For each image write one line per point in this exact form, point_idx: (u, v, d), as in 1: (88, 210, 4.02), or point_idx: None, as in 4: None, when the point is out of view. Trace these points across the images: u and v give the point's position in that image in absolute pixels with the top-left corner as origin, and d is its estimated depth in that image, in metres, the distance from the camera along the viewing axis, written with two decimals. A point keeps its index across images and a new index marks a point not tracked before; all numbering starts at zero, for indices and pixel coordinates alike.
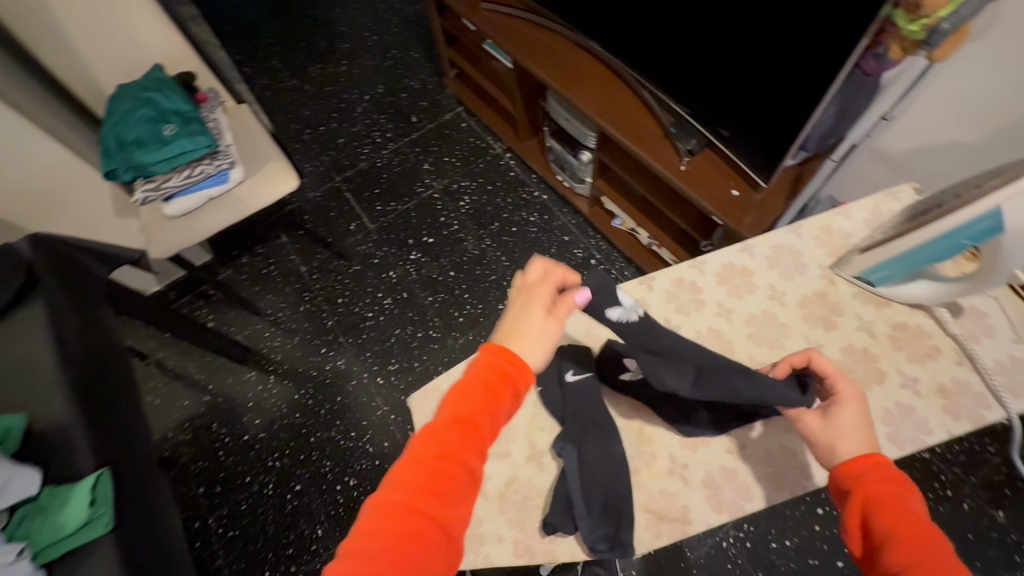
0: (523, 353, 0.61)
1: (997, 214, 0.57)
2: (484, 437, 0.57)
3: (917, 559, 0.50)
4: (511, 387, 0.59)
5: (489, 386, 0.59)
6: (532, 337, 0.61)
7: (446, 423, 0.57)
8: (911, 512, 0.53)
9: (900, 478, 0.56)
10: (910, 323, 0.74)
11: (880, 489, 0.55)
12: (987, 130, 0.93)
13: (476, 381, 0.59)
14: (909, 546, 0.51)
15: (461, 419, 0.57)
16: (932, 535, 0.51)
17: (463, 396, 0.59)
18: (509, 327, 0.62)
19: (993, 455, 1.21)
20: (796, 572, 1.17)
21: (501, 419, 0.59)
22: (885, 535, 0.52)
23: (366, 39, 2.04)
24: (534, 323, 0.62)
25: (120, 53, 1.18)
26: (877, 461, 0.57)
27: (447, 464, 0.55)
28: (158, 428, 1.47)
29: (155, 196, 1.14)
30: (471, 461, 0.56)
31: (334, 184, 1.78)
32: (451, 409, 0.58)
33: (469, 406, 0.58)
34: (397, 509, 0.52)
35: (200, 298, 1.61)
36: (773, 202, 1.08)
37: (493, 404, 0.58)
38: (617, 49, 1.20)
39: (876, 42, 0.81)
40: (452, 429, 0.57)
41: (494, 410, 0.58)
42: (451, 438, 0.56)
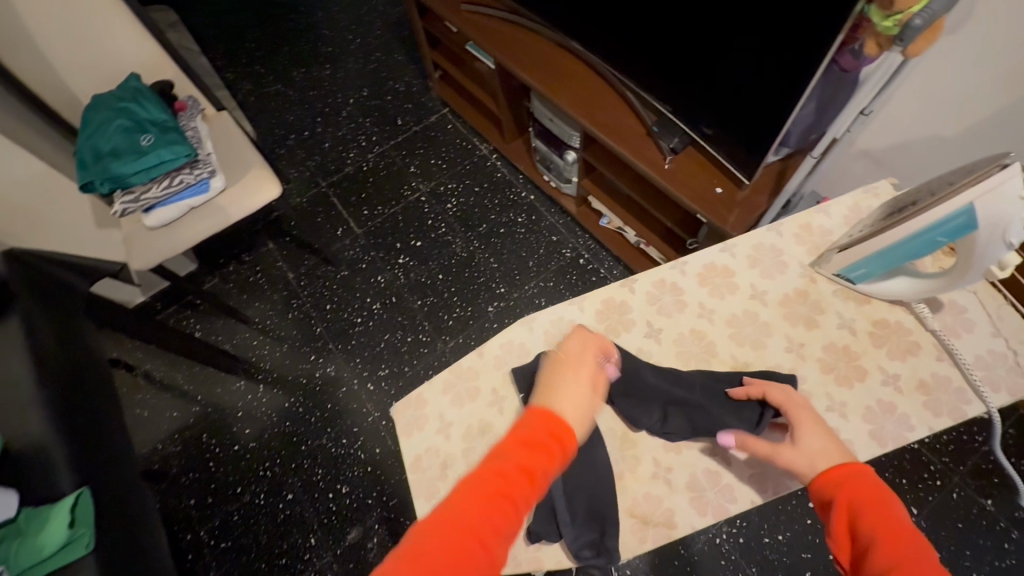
0: (570, 416, 0.61)
1: (970, 212, 0.58)
2: (535, 490, 0.56)
3: (899, 560, 0.50)
4: (562, 445, 0.58)
5: (543, 437, 0.58)
6: (579, 404, 0.62)
7: (507, 463, 0.57)
8: (894, 516, 0.53)
9: (881, 484, 0.56)
10: (890, 319, 0.75)
11: (861, 494, 0.55)
12: (966, 123, 0.93)
13: (533, 429, 0.59)
14: (891, 550, 0.51)
15: (517, 465, 0.56)
16: (914, 538, 0.51)
17: (519, 442, 0.58)
18: (561, 388, 0.63)
19: (981, 445, 1.22)
20: (789, 566, 1.17)
21: (552, 475, 0.58)
22: (867, 539, 0.52)
23: (349, 42, 2.02)
24: (585, 389, 0.63)
25: (95, 63, 1.17)
26: (856, 467, 0.57)
27: (496, 509, 0.54)
28: (146, 440, 1.46)
29: (135, 208, 1.12)
30: (520, 512, 0.55)
31: (320, 189, 1.76)
32: (506, 453, 0.58)
33: (525, 453, 0.57)
34: (443, 539, 0.51)
35: (186, 308, 1.60)
36: (756, 200, 1.08)
37: (546, 457, 0.57)
38: (599, 49, 1.19)
39: (852, 38, 0.81)
40: (506, 472, 0.56)
41: (547, 463, 0.57)
42: (503, 483, 0.55)
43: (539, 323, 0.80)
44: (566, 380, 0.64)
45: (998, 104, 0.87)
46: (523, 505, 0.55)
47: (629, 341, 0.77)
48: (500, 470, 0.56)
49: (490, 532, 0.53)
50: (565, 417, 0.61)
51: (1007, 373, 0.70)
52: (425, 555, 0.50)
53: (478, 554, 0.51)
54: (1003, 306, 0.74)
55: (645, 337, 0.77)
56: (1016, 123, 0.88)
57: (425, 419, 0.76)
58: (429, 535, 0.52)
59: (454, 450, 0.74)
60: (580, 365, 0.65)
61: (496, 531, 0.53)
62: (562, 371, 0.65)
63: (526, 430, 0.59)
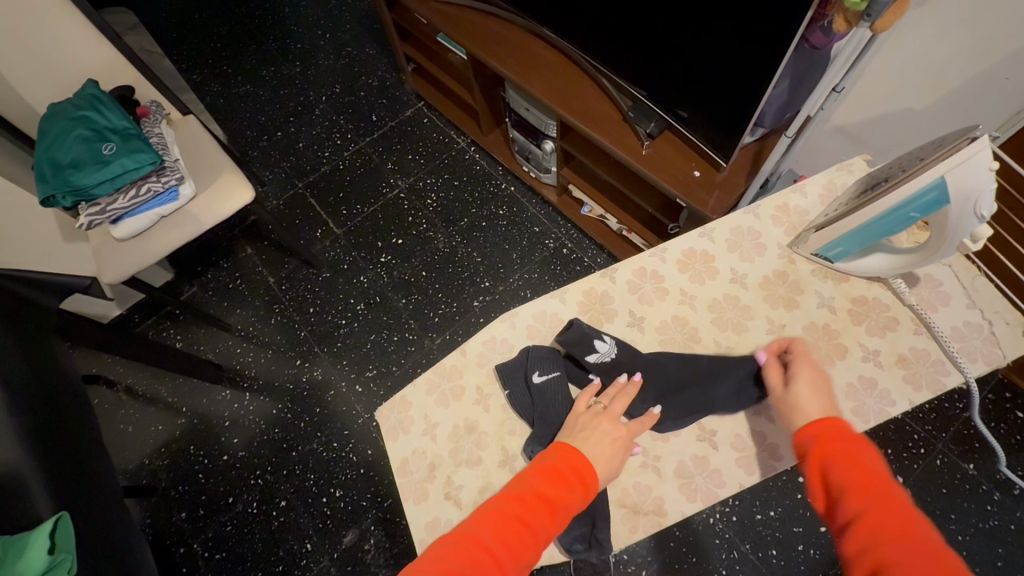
0: (594, 458, 0.64)
1: (942, 186, 0.59)
2: (554, 524, 0.59)
3: (867, 506, 0.52)
4: (583, 485, 0.61)
5: (565, 471, 0.62)
6: (605, 451, 0.65)
7: (533, 492, 0.61)
8: (866, 464, 0.56)
9: (856, 436, 0.58)
10: (868, 297, 0.75)
11: (834, 446, 0.57)
12: (936, 96, 0.94)
13: (557, 463, 0.62)
14: (860, 497, 0.53)
15: (538, 495, 0.60)
16: (881, 486, 0.53)
17: (543, 474, 0.62)
18: (590, 435, 0.66)
19: (962, 411, 1.25)
20: (783, 541, 1.19)
21: (572, 510, 0.61)
22: (837, 488, 0.55)
23: (319, 38, 1.97)
24: (612, 439, 0.65)
25: (49, 71, 1.12)
26: (834, 422, 0.59)
27: (516, 535, 0.58)
28: (132, 456, 1.43)
29: (101, 220, 1.09)
30: (537, 541, 0.58)
31: (297, 191, 1.73)
32: (531, 482, 0.62)
33: (546, 485, 0.61)
34: (465, 552, 0.57)
35: (165, 319, 1.56)
36: (735, 181, 1.08)
37: (567, 492, 0.61)
38: (570, 35, 1.17)
39: (821, 15, 0.83)
40: (527, 500, 0.60)
41: (568, 497, 0.61)
42: (524, 511, 0.59)
43: (521, 318, 0.80)
44: (593, 423, 0.67)
45: (967, 76, 0.88)
46: (543, 535, 0.59)
47: (612, 331, 0.77)
48: (524, 497, 0.60)
49: (511, 555, 0.57)
50: (589, 459, 0.64)
51: (983, 343, 0.71)
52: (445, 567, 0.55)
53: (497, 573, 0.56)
54: (977, 277, 0.75)
55: (628, 327, 0.77)
56: (985, 93, 0.88)
57: (410, 422, 0.75)
58: (455, 545, 0.58)
59: (441, 451, 0.73)
60: (607, 411, 0.68)
61: (515, 558, 0.57)
62: (589, 417, 0.68)
63: (551, 464, 0.63)
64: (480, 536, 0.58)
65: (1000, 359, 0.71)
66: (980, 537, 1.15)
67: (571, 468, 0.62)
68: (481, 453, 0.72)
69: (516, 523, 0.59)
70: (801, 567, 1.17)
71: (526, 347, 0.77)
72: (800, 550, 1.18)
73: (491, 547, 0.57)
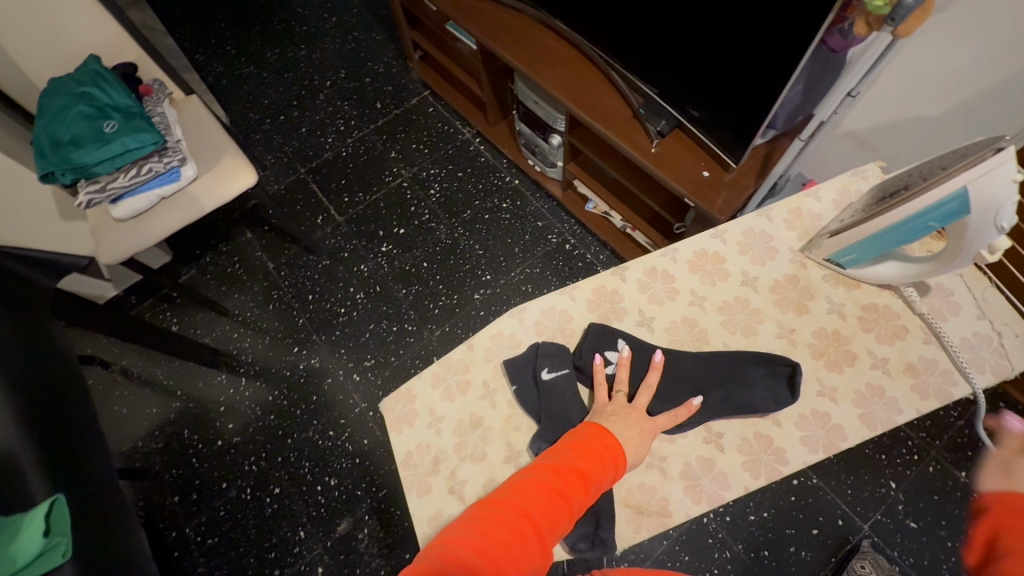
0: (624, 440, 0.65)
1: (964, 196, 0.58)
2: (588, 495, 0.60)
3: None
4: (617, 460, 0.63)
5: (599, 449, 0.63)
6: (633, 437, 0.66)
7: (567, 465, 0.61)
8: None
9: None
10: (879, 304, 0.75)
11: None
12: (951, 104, 0.93)
13: (589, 440, 0.63)
14: None
15: (572, 468, 0.61)
16: None
17: (576, 449, 0.63)
18: (618, 423, 0.67)
19: (957, 419, 1.26)
20: (774, 542, 1.20)
21: (604, 485, 0.62)
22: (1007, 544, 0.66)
23: (325, 21, 1.94)
24: (638, 428, 0.67)
25: (49, 45, 1.10)
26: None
27: (553, 504, 0.58)
28: (125, 437, 1.42)
29: (101, 199, 1.07)
30: (573, 511, 0.59)
31: (299, 175, 1.71)
32: (566, 456, 0.62)
33: (581, 460, 0.62)
34: (500, 521, 0.57)
35: (163, 301, 1.55)
36: (743, 182, 1.07)
37: (601, 467, 0.61)
38: (582, 28, 1.16)
39: (841, 17, 0.81)
40: (563, 473, 0.61)
41: (601, 471, 0.61)
42: (561, 481, 0.60)
43: (530, 314, 0.79)
44: (620, 412, 0.69)
45: (981, 85, 0.88)
46: (578, 507, 0.59)
47: (621, 329, 0.76)
48: (558, 470, 0.61)
49: (545, 525, 0.57)
50: (620, 440, 0.65)
51: (991, 355, 0.71)
52: (484, 532, 0.56)
53: (531, 544, 0.55)
54: (987, 288, 0.75)
55: (637, 327, 0.77)
56: (1000, 103, 0.88)
57: (415, 414, 0.74)
58: (491, 514, 0.57)
59: (446, 446, 0.73)
60: (631, 406, 0.70)
61: (551, 524, 0.57)
62: (617, 406, 0.70)
63: (583, 440, 0.64)
64: (515, 504, 0.58)
65: (1008, 371, 0.71)
66: None
67: (603, 443, 0.63)
68: (486, 449, 0.72)
69: (552, 494, 0.59)
70: (793, 568, 1.18)
71: (535, 343, 0.76)
72: (791, 551, 1.19)
73: (528, 515, 0.57)
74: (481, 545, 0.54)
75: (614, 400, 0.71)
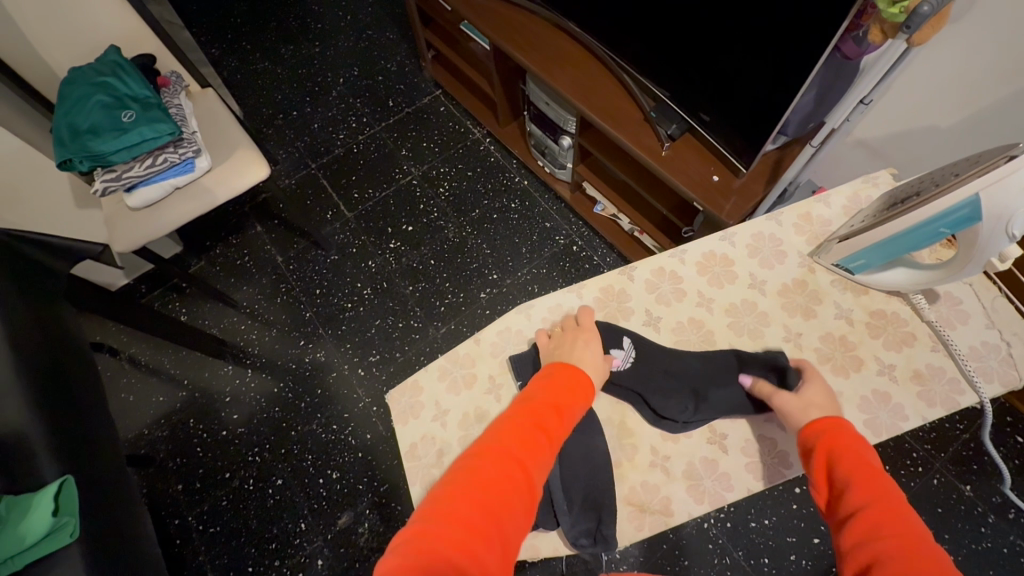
0: (584, 364, 0.68)
1: (975, 202, 0.58)
2: (564, 425, 0.61)
3: (870, 500, 0.52)
4: (585, 388, 0.65)
5: (564, 382, 0.65)
6: (593, 359, 0.69)
7: (539, 403, 0.62)
8: (869, 461, 0.56)
9: (859, 438, 0.58)
10: (887, 310, 0.75)
11: (839, 443, 0.58)
12: (964, 114, 0.93)
13: (555, 377, 0.65)
14: (863, 493, 0.53)
15: (544, 404, 0.62)
16: (884, 481, 0.53)
17: (545, 387, 0.64)
18: (573, 349, 0.70)
19: (962, 432, 1.25)
20: (774, 550, 1.20)
21: (578, 413, 0.63)
22: (840, 481, 0.55)
23: (339, 19, 1.96)
24: (595, 351, 0.70)
25: (72, 35, 1.12)
26: (841, 421, 0.60)
27: (532, 440, 0.59)
28: (131, 425, 1.43)
29: (116, 187, 1.09)
30: (552, 444, 0.60)
31: (309, 170, 1.72)
32: (535, 394, 0.64)
33: (551, 395, 0.63)
34: (482, 467, 0.57)
35: (172, 291, 1.57)
36: (753, 186, 1.07)
37: (571, 396, 0.63)
38: (596, 31, 1.17)
39: (856, 25, 0.82)
40: (538, 409, 0.62)
41: (573, 401, 0.63)
42: (535, 417, 0.61)
43: (537, 311, 0.79)
44: (572, 341, 0.71)
45: (995, 95, 0.87)
46: (557, 438, 0.61)
47: (628, 328, 0.77)
48: (532, 408, 0.62)
49: (528, 460, 0.58)
50: (581, 365, 0.67)
51: (999, 365, 0.71)
52: (468, 481, 0.56)
53: (518, 482, 0.56)
54: (997, 298, 0.75)
55: (644, 326, 0.77)
56: (1013, 114, 0.87)
57: (421, 406, 0.75)
58: (472, 463, 0.57)
59: (451, 439, 0.73)
60: (582, 332, 0.72)
61: (534, 455, 0.58)
62: (567, 335, 0.72)
63: (550, 378, 0.65)
64: (497, 449, 0.58)
65: (1016, 381, 0.70)
66: (974, 558, 1.15)
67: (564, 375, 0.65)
68: None
69: (529, 430, 0.60)
70: None
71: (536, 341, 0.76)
72: (791, 560, 1.19)
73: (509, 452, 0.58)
74: (467, 490, 0.55)
75: (560, 333, 0.73)
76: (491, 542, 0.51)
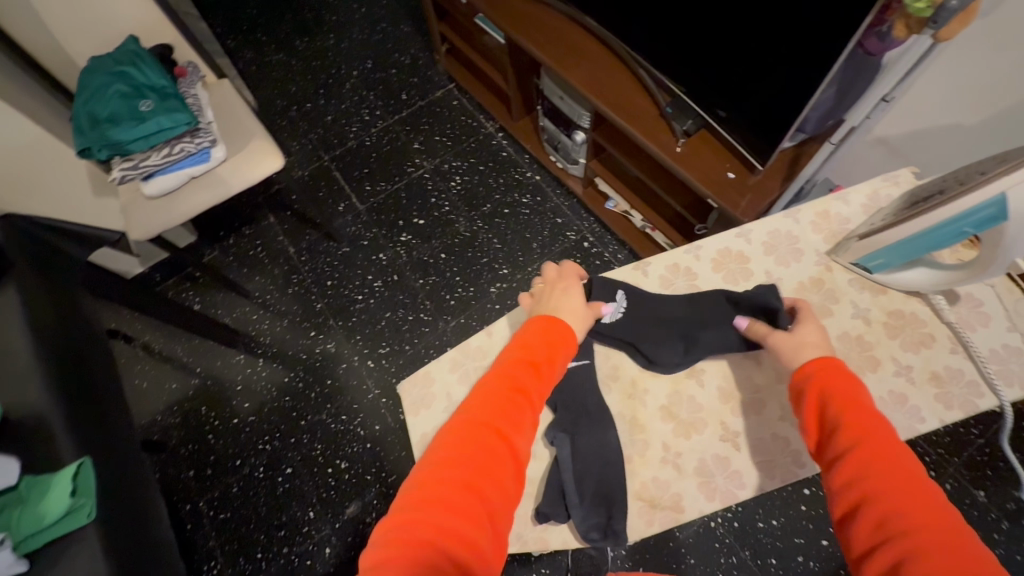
0: (564, 318, 0.68)
1: (1001, 201, 0.57)
2: (543, 384, 0.62)
3: (862, 440, 0.53)
4: (561, 345, 0.65)
5: (542, 342, 0.65)
6: (574, 310, 0.69)
7: (516, 366, 0.62)
8: (860, 400, 0.56)
9: (850, 375, 0.58)
10: (906, 311, 0.74)
11: (830, 385, 0.58)
12: (988, 113, 0.91)
13: (533, 337, 0.65)
14: (854, 433, 0.53)
15: (522, 367, 0.62)
16: (873, 419, 0.54)
17: (522, 348, 0.64)
18: (551, 303, 0.70)
19: (978, 437, 1.23)
20: (782, 551, 1.19)
21: (558, 369, 0.64)
22: (832, 422, 0.55)
23: (354, 11, 1.96)
24: (574, 301, 0.70)
25: (91, 25, 1.13)
26: (832, 362, 0.60)
27: (513, 406, 0.60)
28: (145, 411, 1.45)
29: (133, 175, 1.10)
30: (534, 405, 0.61)
31: (322, 163, 1.73)
32: (512, 357, 0.64)
33: (528, 355, 0.63)
34: (464, 441, 0.57)
35: (186, 280, 1.58)
36: (770, 184, 1.05)
37: (549, 353, 0.64)
38: (612, 24, 1.15)
39: (880, 19, 0.80)
40: (516, 373, 0.62)
41: (550, 358, 0.64)
42: (513, 385, 0.61)
43: None
44: (551, 295, 0.71)
45: (1022, 93, 0.85)
46: (538, 398, 0.61)
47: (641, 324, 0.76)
48: (509, 373, 0.62)
49: (510, 427, 0.58)
50: (560, 318, 0.68)
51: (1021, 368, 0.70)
52: (452, 458, 0.56)
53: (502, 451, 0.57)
54: (1020, 301, 0.73)
55: None
56: None
57: (432, 397, 0.75)
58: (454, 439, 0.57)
59: None
60: (559, 287, 0.72)
61: (516, 428, 0.58)
62: (545, 292, 0.72)
63: (528, 338, 0.65)
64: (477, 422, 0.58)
65: None
66: None
67: (543, 331, 0.65)
68: None
69: (509, 397, 0.60)
70: None
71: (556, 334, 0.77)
72: (799, 561, 1.18)
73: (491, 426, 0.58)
74: (452, 467, 0.55)
75: (538, 291, 0.73)
76: (484, 527, 0.52)
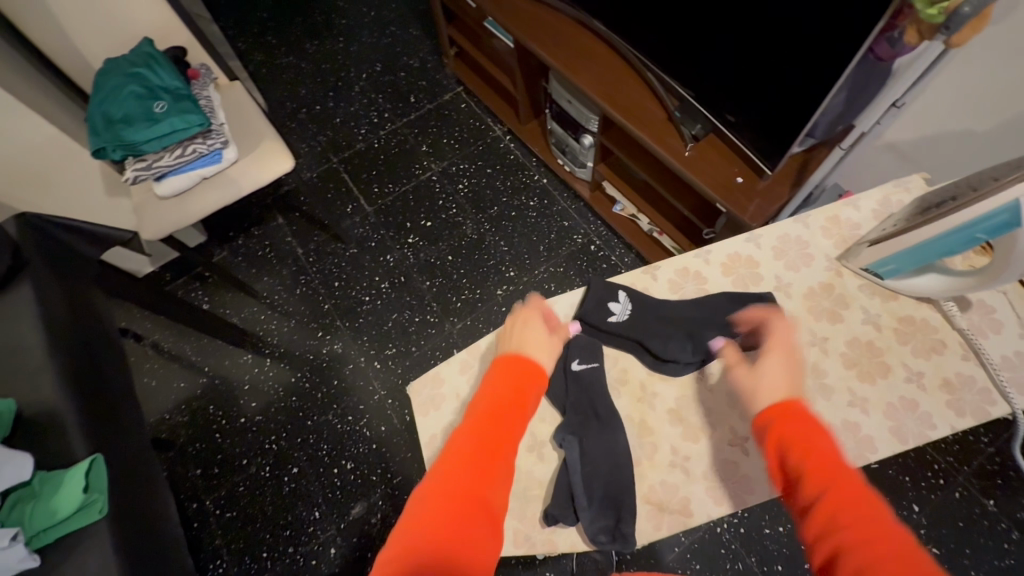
0: (535, 349, 0.69)
1: (1015, 208, 0.56)
2: (522, 413, 0.64)
3: (826, 488, 0.51)
4: (535, 375, 0.67)
5: (518, 372, 0.66)
6: (544, 342, 0.71)
7: (495, 397, 0.64)
8: (820, 442, 0.55)
9: (809, 417, 0.57)
10: (917, 317, 0.74)
11: (789, 429, 0.57)
12: (998, 120, 0.91)
13: (509, 368, 0.66)
14: (819, 480, 0.52)
15: (500, 399, 0.64)
16: (835, 464, 0.53)
17: (500, 379, 0.65)
18: (520, 334, 0.71)
19: (988, 445, 1.22)
20: (788, 557, 1.18)
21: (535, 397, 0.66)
22: (794, 470, 0.54)
23: (363, 15, 1.98)
24: (542, 332, 0.72)
25: (106, 27, 1.14)
26: (789, 403, 0.59)
27: (494, 437, 0.61)
28: (153, 409, 1.46)
29: (146, 176, 1.11)
30: (513, 435, 0.62)
31: (331, 164, 1.74)
32: (490, 389, 0.65)
33: (506, 386, 0.65)
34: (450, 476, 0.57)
35: (195, 279, 1.60)
36: (778, 189, 1.05)
37: (526, 383, 0.65)
38: (622, 28, 1.16)
39: (891, 25, 0.79)
40: (496, 404, 0.63)
41: (526, 387, 0.65)
42: (493, 416, 0.62)
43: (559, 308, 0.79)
44: (521, 326, 0.72)
45: None
46: (518, 427, 0.63)
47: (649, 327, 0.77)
48: (489, 404, 0.63)
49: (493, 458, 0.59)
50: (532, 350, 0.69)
51: None
52: (439, 495, 0.56)
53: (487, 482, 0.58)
54: None
55: None
56: None
57: (441, 398, 0.76)
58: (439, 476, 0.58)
59: None
60: (528, 317, 0.73)
61: (497, 459, 0.59)
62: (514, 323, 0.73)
63: (504, 370, 0.66)
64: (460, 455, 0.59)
65: None
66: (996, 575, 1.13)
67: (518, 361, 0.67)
68: None
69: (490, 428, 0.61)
70: None
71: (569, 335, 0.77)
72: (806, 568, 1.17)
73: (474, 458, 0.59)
74: (439, 503, 0.55)
75: (507, 320, 0.74)
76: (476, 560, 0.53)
